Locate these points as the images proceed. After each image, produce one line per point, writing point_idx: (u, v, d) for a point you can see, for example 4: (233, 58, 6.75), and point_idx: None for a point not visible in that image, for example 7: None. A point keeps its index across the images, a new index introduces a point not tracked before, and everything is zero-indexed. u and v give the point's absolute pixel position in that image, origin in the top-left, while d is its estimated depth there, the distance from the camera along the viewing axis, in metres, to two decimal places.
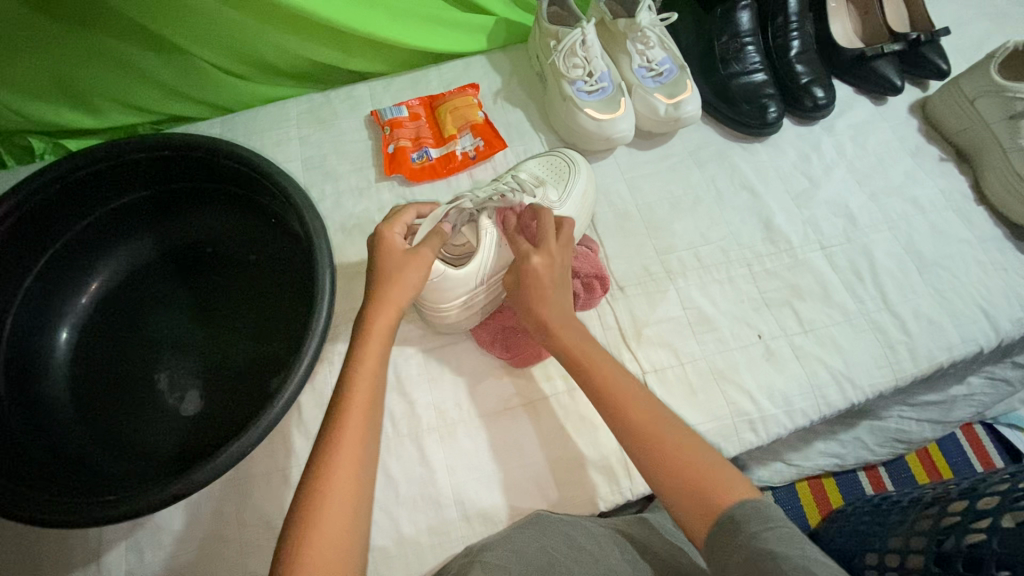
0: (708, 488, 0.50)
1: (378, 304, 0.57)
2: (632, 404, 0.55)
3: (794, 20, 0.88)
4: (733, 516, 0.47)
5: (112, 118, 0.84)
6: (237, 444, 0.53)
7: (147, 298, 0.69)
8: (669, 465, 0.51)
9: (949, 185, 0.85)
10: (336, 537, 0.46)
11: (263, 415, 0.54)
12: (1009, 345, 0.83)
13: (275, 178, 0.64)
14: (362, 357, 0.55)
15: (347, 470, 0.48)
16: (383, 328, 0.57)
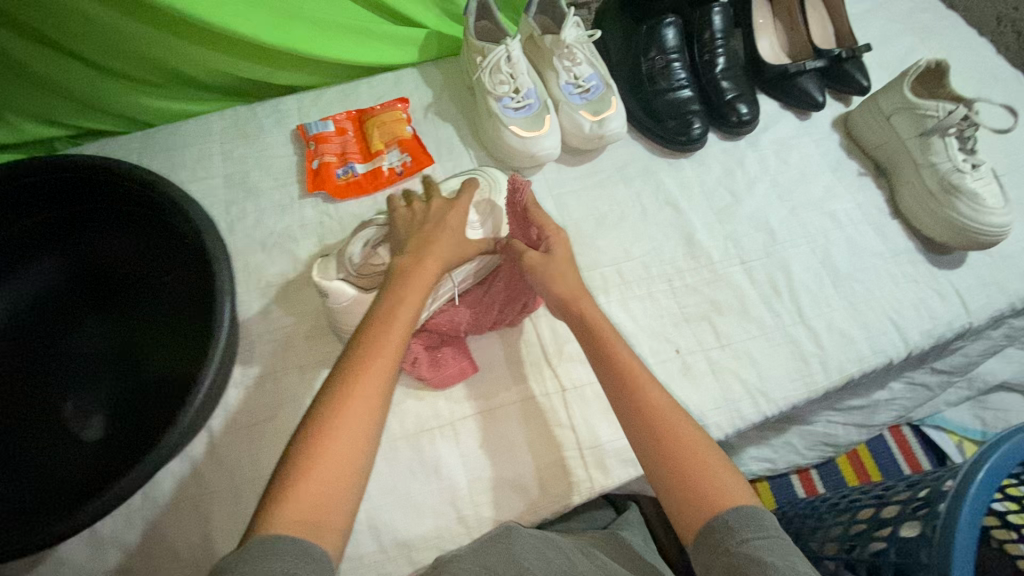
0: (705, 483, 0.50)
1: (427, 253, 0.63)
2: (657, 391, 0.56)
3: (719, 37, 0.90)
4: (727, 520, 0.47)
5: (23, 131, 0.81)
6: (126, 480, 0.54)
7: (58, 319, 0.68)
8: (675, 453, 0.52)
9: (866, 199, 0.88)
10: (344, 459, 0.49)
11: (152, 451, 0.55)
12: (925, 352, 0.85)
13: (176, 200, 0.64)
14: (407, 296, 0.59)
15: (355, 418, 0.51)
16: (428, 273, 0.61)
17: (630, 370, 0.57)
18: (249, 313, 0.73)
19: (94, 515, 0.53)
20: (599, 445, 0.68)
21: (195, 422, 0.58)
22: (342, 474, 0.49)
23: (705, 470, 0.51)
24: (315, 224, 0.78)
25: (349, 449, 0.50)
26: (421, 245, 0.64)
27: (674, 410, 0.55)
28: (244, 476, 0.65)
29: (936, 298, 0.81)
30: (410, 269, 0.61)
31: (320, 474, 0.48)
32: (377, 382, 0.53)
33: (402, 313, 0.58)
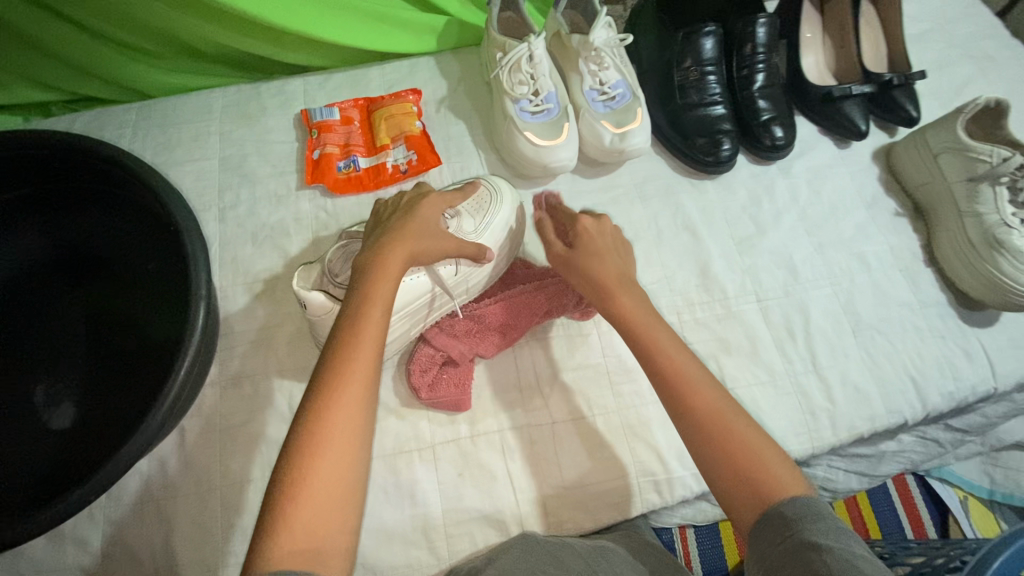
0: (758, 479, 0.49)
1: (394, 248, 0.57)
2: (690, 371, 0.54)
3: (762, 51, 0.82)
4: (785, 513, 0.46)
5: (16, 93, 0.79)
6: (77, 495, 0.52)
7: (36, 300, 0.65)
8: (721, 439, 0.50)
9: (900, 242, 0.82)
10: (335, 483, 0.47)
11: (105, 466, 0.52)
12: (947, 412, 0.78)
13: (159, 190, 0.59)
14: (376, 297, 0.54)
15: (346, 433, 0.48)
16: (395, 269, 0.56)
17: (663, 354, 0.55)
18: (232, 309, 0.70)
19: (47, 523, 0.52)
20: (583, 485, 0.65)
21: (159, 431, 0.53)
22: (337, 497, 0.47)
23: (754, 459, 0.49)
24: (310, 219, 0.74)
25: (340, 471, 0.48)
26: (387, 239, 0.58)
27: (723, 403, 0.52)
28: (210, 482, 0.62)
29: (963, 358, 0.76)
30: (382, 267, 0.56)
31: (310, 504, 0.46)
32: (356, 395, 0.50)
33: (372, 316, 0.53)
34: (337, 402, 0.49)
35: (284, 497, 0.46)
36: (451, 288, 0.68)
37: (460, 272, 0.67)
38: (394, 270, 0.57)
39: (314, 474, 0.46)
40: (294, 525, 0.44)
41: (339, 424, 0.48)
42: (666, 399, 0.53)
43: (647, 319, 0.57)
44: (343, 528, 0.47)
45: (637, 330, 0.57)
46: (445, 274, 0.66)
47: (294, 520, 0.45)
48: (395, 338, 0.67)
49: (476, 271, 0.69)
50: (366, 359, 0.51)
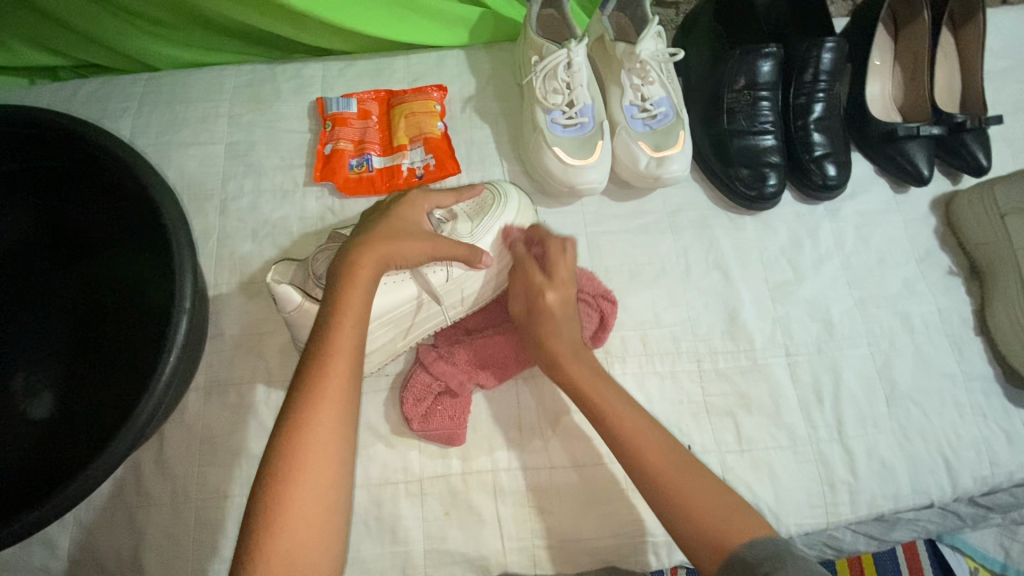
0: (718, 527, 0.47)
1: (370, 252, 0.52)
2: (637, 423, 0.53)
3: (824, 79, 0.75)
4: (746, 558, 0.44)
5: (22, 56, 0.75)
6: (35, 513, 0.47)
7: (22, 282, 0.61)
8: (674, 490, 0.49)
9: (950, 304, 0.75)
10: (314, 516, 0.43)
11: (68, 483, 0.47)
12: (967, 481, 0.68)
13: (149, 183, 0.54)
14: (349, 307, 0.49)
15: (323, 460, 0.44)
16: (369, 276, 0.51)
17: (601, 407, 0.54)
18: (225, 310, 0.66)
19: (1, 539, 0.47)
20: (576, 540, 0.60)
21: (132, 444, 0.49)
22: (317, 527, 0.43)
23: (711, 509, 0.48)
24: (315, 219, 0.69)
25: (320, 501, 0.43)
26: (363, 242, 0.53)
27: (681, 456, 0.51)
28: (186, 495, 0.59)
29: (1003, 441, 0.69)
30: (358, 273, 0.51)
31: (288, 540, 0.41)
32: (332, 418, 0.45)
33: (346, 328, 0.48)
34: (311, 425, 0.44)
35: (258, 532, 0.41)
36: (442, 296, 0.63)
37: (450, 278, 0.62)
38: (371, 276, 0.52)
39: (291, 507, 0.42)
40: (269, 562, 0.40)
41: (315, 448, 0.44)
42: (619, 449, 0.52)
43: (590, 379, 0.56)
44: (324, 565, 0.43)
45: (580, 378, 0.56)
46: (434, 280, 0.61)
47: (269, 556, 0.40)
48: (380, 347, 0.63)
49: (470, 278, 0.63)
50: (340, 373, 0.46)
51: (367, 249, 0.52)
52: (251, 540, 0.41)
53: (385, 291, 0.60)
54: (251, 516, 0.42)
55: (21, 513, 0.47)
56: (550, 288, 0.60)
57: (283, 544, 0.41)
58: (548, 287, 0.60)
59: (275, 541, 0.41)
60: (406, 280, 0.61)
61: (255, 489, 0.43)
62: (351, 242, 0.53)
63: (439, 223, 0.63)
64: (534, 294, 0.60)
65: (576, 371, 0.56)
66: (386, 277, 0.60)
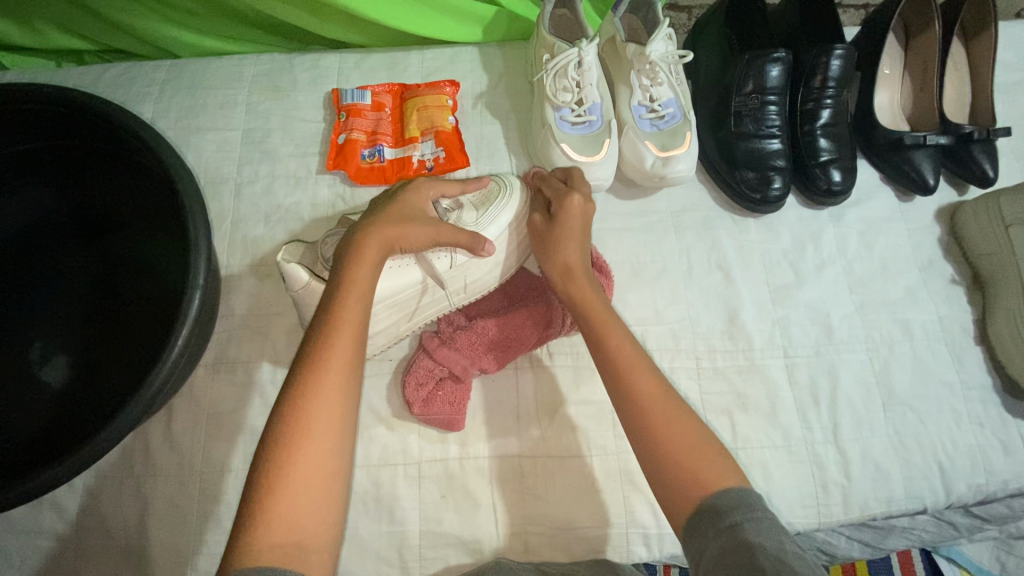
0: (696, 474, 0.48)
1: (374, 234, 0.54)
2: (619, 330, 0.55)
3: (832, 86, 0.76)
4: (713, 504, 0.45)
5: (51, 40, 0.78)
6: (50, 474, 0.49)
7: (42, 257, 0.63)
8: (649, 424, 0.50)
9: (951, 313, 0.75)
10: (314, 481, 0.44)
11: (80, 447, 0.49)
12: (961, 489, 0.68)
13: (170, 164, 0.56)
14: (354, 286, 0.51)
15: (324, 429, 0.46)
16: (373, 256, 0.53)
17: (586, 303, 0.58)
18: (236, 291, 0.67)
19: (17, 499, 0.49)
20: (570, 528, 0.61)
21: (144, 412, 0.51)
22: (317, 493, 0.44)
23: (689, 453, 0.49)
24: (327, 207, 0.71)
25: (321, 468, 0.45)
26: (369, 225, 0.54)
27: (673, 405, 0.51)
28: (192, 469, 0.61)
29: (1000, 451, 0.70)
30: (362, 254, 0.52)
31: (289, 502, 0.43)
32: (334, 389, 0.47)
33: (351, 305, 0.50)
34: (314, 395, 0.46)
35: (260, 494, 0.43)
36: (445, 282, 0.64)
37: (453, 264, 0.63)
38: (376, 257, 0.53)
39: (292, 472, 0.44)
40: (271, 522, 0.42)
41: (318, 416, 0.46)
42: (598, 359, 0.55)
43: (588, 289, 0.58)
44: (323, 530, 0.44)
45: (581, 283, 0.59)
46: (438, 266, 0.62)
47: (271, 518, 0.42)
48: (383, 330, 0.64)
49: (473, 266, 0.64)
50: (343, 347, 0.48)
51: (372, 231, 0.54)
52: (253, 502, 0.43)
53: (389, 275, 0.61)
54: (254, 480, 0.44)
55: (34, 475, 0.49)
56: (572, 190, 0.63)
57: (285, 506, 0.43)
58: (573, 190, 0.62)
59: (276, 502, 0.43)
60: (410, 265, 0.62)
61: (260, 454, 0.45)
62: (357, 224, 0.55)
63: (444, 212, 0.64)
64: (556, 194, 0.63)
65: (581, 279, 0.59)
66: (391, 262, 0.61)
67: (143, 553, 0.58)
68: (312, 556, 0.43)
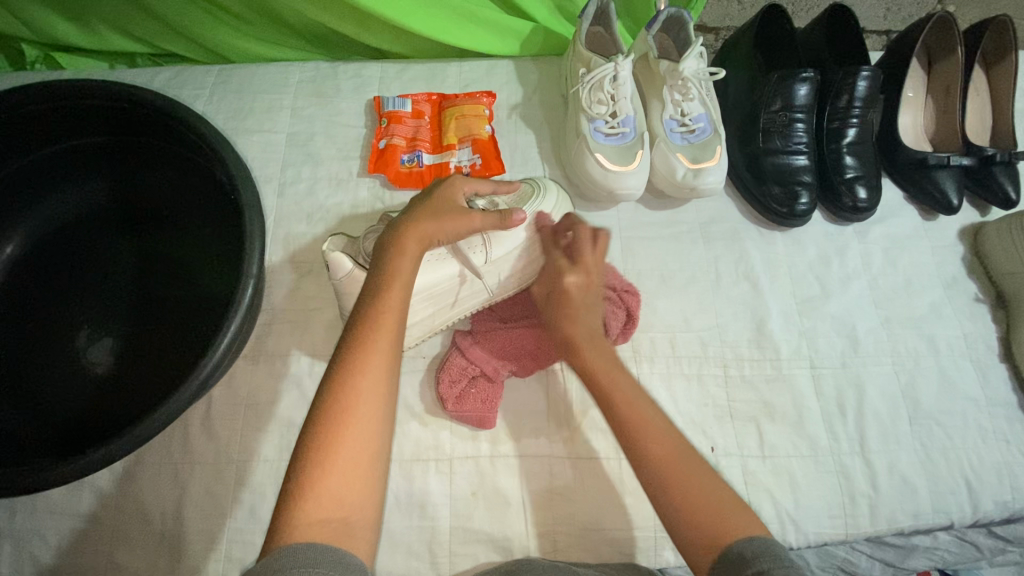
0: (719, 522, 0.46)
1: (417, 227, 0.56)
2: (644, 413, 0.52)
3: (859, 105, 0.78)
4: (741, 552, 0.43)
5: (107, 41, 0.82)
6: (100, 454, 0.50)
7: (93, 244, 0.65)
8: (672, 479, 0.48)
9: (975, 330, 0.76)
10: (359, 458, 0.45)
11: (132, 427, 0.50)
12: (988, 507, 0.68)
13: (227, 159, 0.59)
14: (397, 275, 0.53)
15: (370, 408, 0.47)
16: (415, 249, 0.55)
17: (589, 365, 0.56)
18: (277, 286, 0.69)
19: (63, 479, 0.50)
20: (598, 529, 0.62)
21: (197, 396, 0.52)
22: (363, 469, 0.45)
23: (714, 504, 0.47)
24: (367, 207, 0.74)
25: (367, 444, 0.46)
26: (409, 220, 0.56)
27: (674, 442, 0.50)
28: (229, 456, 0.62)
29: None
30: (405, 246, 0.55)
31: (336, 475, 0.44)
32: (379, 369, 0.48)
33: (394, 293, 0.52)
34: (360, 374, 0.47)
35: (306, 466, 0.44)
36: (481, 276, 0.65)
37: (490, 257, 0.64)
38: (416, 249, 0.55)
39: (340, 448, 0.45)
40: (317, 494, 0.43)
41: (364, 394, 0.47)
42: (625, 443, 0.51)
43: (601, 364, 0.56)
44: (365, 506, 0.45)
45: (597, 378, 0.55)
46: (474, 259, 0.64)
47: (315, 488, 0.43)
48: (420, 321, 0.66)
49: (509, 260, 0.66)
50: (387, 330, 0.50)
51: (413, 226, 0.56)
52: (298, 473, 0.44)
53: (429, 267, 0.63)
54: (301, 454, 0.45)
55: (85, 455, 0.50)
56: (569, 271, 0.62)
57: (330, 479, 0.44)
58: (568, 270, 0.62)
59: (322, 475, 0.44)
60: (451, 257, 0.64)
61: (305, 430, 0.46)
62: (398, 220, 0.57)
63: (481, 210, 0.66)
64: (555, 274, 0.63)
65: (595, 365, 0.55)
66: (429, 255, 0.64)
67: (179, 538, 0.59)
68: (355, 530, 0.44)
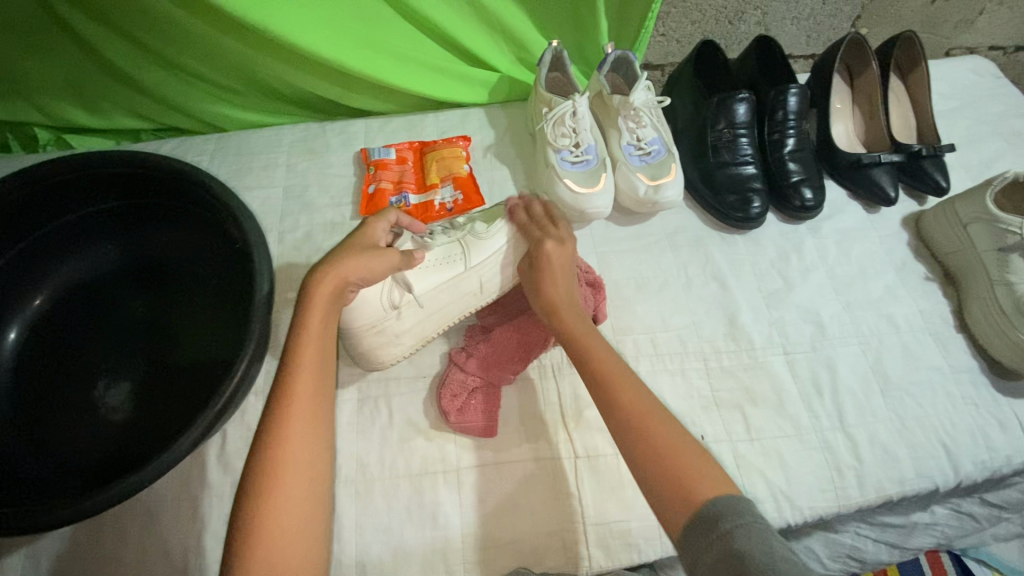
0: (687, 486, 0.48)
1: (325, 275, 0.57)
2: (625, 382, 0.56)
3: (792, 118, 0.87)
4: (709, 512, 0.45)
5: (114, 120, 0.90)
6: (119, 486, 0.53)
7: (104, 302, 0.70)
8: (653, 449, 0.51)
9: (929, 306, 0.83)
10: (297, 508, 0.49)
11: (154, 460, 0.54)
12: (969, 469, 0.72)
13: (235, 211, 0.66)
14: (308, 326, 0.56)
15: (298, 461, 0.50)
16: (325, 296, 0.57)
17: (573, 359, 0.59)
18: (283, 324, 0.74)
19: (84, 513, 0.52)
20: (606, 522, 0.65)
21: (213, 426, 0.56)
22: (298, 518, 0.49)
23: (674, 454, 0.50)
24: None
25: (301, 493, 0.50)
26: (319, 270, 0.58)
27: (650, 407, 0.54)
28: None
29: (997, 428, 0.74)
30: (314, 297, 0.57)
31: (274, 528, 0.47)
32: (303, 425, 0.52)
33: (308, 346, 0.55)
34: (285, 430, 0.51)
35: (246, 526, 0.47)
36: (460, 280, 0.71)
37: (469, 265, 0.71)
38: (328, 299, 0.57)
39: (275, 501, 0.48)
40: (256, 549, 0.46)
41: (293, 449, 0.51)
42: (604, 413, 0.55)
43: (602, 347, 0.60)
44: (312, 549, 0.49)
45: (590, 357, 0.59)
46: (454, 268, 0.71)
47: (256, 547, 0.46)
48: (410, 330, 0.70)
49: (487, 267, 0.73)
50: (306, 380, 0.53)
51: (321, 277, 0.57)
52: (239, 527, 0.47)
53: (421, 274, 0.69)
54: (239, 512, 0.48)
55: (108, 487, 0.53)
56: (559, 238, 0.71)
57: (271, 529, 0.47)
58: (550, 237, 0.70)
59: (260, 530, 0.47)
60: (436, 262, 0.71)
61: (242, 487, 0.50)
62: (309, 270, 0.59)
63: (460, 224, 0.75)
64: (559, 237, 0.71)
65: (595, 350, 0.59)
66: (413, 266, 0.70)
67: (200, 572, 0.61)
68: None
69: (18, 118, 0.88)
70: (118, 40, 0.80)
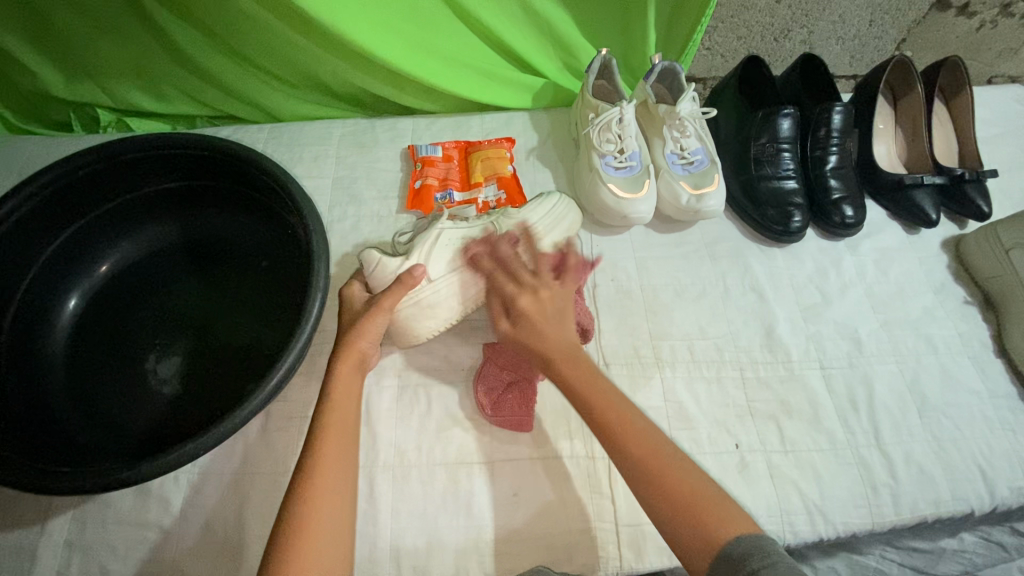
0: (711, 519, 0.47)
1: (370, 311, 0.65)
2: (652, 437, 0.53)
3: (836, 135, 0.88)
4: (730, 553, 0.44)
5: (173, 105, 0.94)
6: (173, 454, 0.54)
7: (159, 278, 0.72)
8: (658, 486, 0.50)
9: (968, 329, 0.82)
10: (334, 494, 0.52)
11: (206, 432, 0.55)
12: (1005, 495, 0.71)
13: (295, 195, 0.68)
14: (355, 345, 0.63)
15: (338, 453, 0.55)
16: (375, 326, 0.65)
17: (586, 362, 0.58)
18: (328, 310, 0.76)
19: (136, 478, 0.54)
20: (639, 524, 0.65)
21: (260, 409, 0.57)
22: (337, 502, 0.52)
23: (690, 492, 0.49)
24: None
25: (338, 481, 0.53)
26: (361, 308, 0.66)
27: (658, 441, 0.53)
28: (287, 466, 0.66)
29: None
30: (363, 329, 0.64)
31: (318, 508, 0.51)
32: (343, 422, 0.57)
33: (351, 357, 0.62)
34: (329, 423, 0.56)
35: (294, 502, 0.51)
36: None
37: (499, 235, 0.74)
38: (374, 331, 0.64)
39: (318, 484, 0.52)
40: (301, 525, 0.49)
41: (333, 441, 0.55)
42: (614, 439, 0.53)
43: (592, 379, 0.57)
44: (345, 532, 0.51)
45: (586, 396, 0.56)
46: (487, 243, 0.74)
47: (303, 519, 0.49)
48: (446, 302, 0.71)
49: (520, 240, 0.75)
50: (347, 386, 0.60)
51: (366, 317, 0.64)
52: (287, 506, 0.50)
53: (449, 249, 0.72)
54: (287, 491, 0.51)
55: (162, 454, 0.54)
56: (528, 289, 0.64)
57: (315, 507, 0.50)
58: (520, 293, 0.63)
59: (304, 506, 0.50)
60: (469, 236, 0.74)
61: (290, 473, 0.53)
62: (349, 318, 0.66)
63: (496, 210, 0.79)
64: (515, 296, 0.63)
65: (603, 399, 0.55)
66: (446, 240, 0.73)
67: (239, 543, 0.62)
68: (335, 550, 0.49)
69: (83, 98, 0.91)
70: (185, 28, 0.84)
